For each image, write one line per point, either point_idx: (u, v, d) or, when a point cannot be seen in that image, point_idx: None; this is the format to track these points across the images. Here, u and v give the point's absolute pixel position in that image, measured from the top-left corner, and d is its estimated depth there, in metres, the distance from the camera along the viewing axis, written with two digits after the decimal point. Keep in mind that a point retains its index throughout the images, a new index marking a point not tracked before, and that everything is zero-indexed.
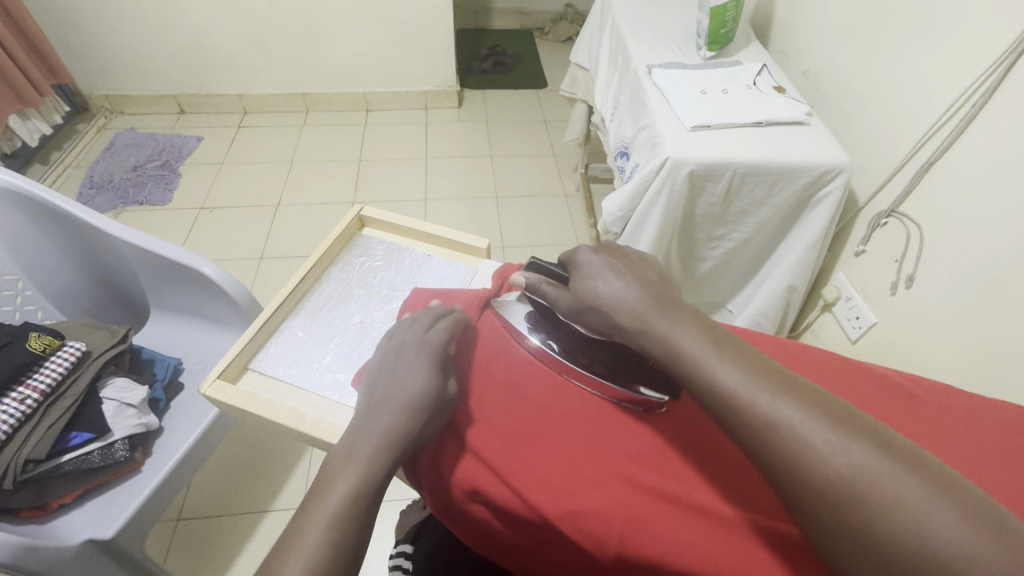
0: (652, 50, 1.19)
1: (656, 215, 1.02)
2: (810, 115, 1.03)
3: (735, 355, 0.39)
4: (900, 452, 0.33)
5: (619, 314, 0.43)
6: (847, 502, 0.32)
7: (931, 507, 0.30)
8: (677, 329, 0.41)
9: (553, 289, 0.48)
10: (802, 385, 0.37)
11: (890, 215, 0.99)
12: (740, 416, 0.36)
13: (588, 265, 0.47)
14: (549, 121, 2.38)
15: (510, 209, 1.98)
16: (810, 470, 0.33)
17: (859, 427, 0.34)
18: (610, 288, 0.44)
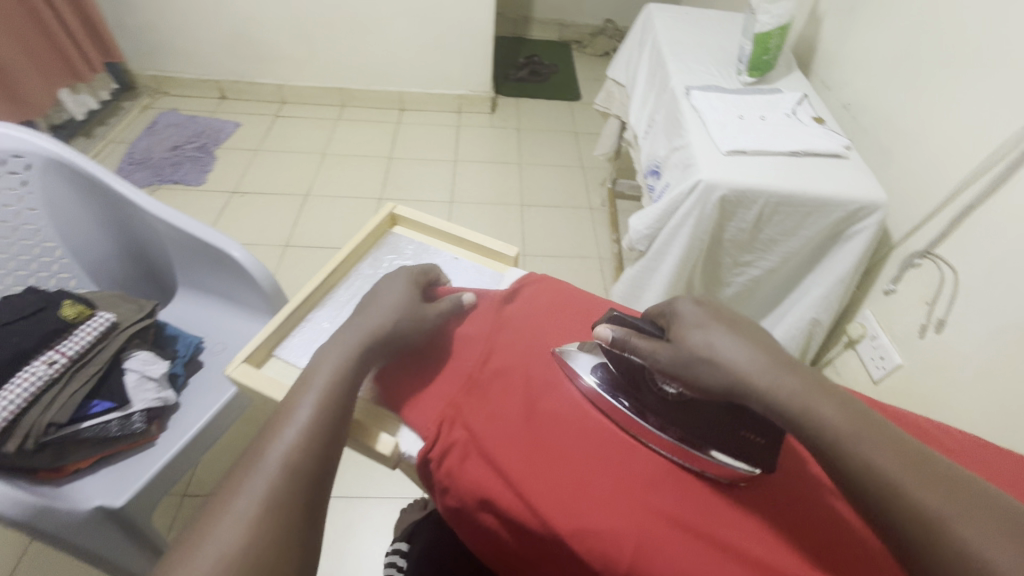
0: (692, 72, 1.19)
1: (683, 236, 1.01)
2: (849, 148, 1.02)
3: (825, 391, 0.40)
4: (984, 496, 0.35)
5: (739, 374, 0.41)
6: (916, 528, 0.34)
7: (985, 541, 0.32)
8: (806, 392, 0.39)
9: (650, 342, 0.46)
10: (872, 416, 0.39)
11: (924, 256, 0.97)
12: (817, 436, 0.38)
13: (692, 318, 0.45)
14: (580, 133, 2.39)
15: (534, 217, 1.99)
16: (878, 491, 0.36)
17: (933, 471, 0.36)
18: (730, 347, 0.42)
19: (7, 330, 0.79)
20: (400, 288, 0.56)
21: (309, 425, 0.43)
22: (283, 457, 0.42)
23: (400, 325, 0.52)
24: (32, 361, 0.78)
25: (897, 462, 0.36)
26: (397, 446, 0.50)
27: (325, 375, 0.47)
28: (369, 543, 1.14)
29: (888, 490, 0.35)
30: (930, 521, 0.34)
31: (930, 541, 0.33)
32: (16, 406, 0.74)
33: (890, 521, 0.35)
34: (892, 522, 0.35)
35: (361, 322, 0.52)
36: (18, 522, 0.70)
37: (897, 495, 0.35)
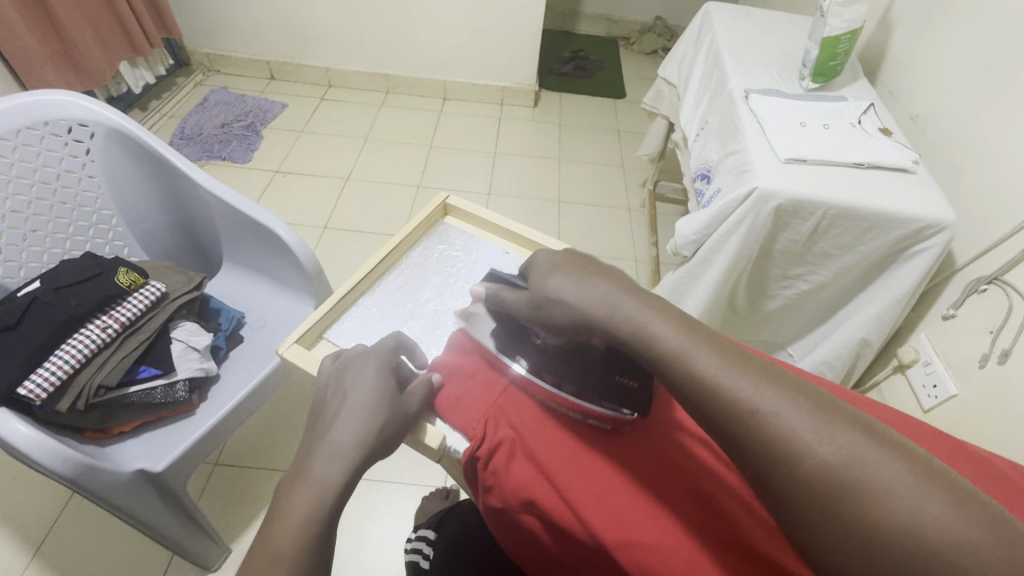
0: (751, 74, 1.15)
1: (731, 245, 0.98)
2: (917, 163, 0.96)
3: (706, 340, 0.38)
4: (811, 388, 0.35)
5: (580, 310, 0.42)
6: (843, 493, 0.31)
7: (918, 494, 0.29)
8: (634, 310, 0.40)
9: (512, 293, 0.48)
10: (778, 370, 0.36)
11: (991, 282, 0.91)
12: (724, 409, 0.35)
13: (543, 263, 0.47)
14: (622, 131, 2.35)
15: (571, 215, 1.97)
16: (796, 461, 0.32)
17: (849, 417, 0.33)
18: (568, 283, 0.43)
19: (67, 292, 0.82)
20: (378, 378, 0.47)
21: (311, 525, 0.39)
22: (292, 548, 0.38)
23: (386, 430, 0.45)
24: (87, 324, 0.80)
25: (725, 369, 0.36)
26: (446, 439, 0.49)
27: (309, 490, 0.40)
28: (390, 527, 1.15)
29: (719, 399, 0.35)
30: (751, 423, 0.34)
31: (757, 446, 0.33)
32: (70, 365, 0.77)
33: (720, 426, 0.36)
34: (734, 436, 0.35)
35: (329, 427, 0.43)
36: (65, 478, 0.72)
37: (738, 406, 0.34)
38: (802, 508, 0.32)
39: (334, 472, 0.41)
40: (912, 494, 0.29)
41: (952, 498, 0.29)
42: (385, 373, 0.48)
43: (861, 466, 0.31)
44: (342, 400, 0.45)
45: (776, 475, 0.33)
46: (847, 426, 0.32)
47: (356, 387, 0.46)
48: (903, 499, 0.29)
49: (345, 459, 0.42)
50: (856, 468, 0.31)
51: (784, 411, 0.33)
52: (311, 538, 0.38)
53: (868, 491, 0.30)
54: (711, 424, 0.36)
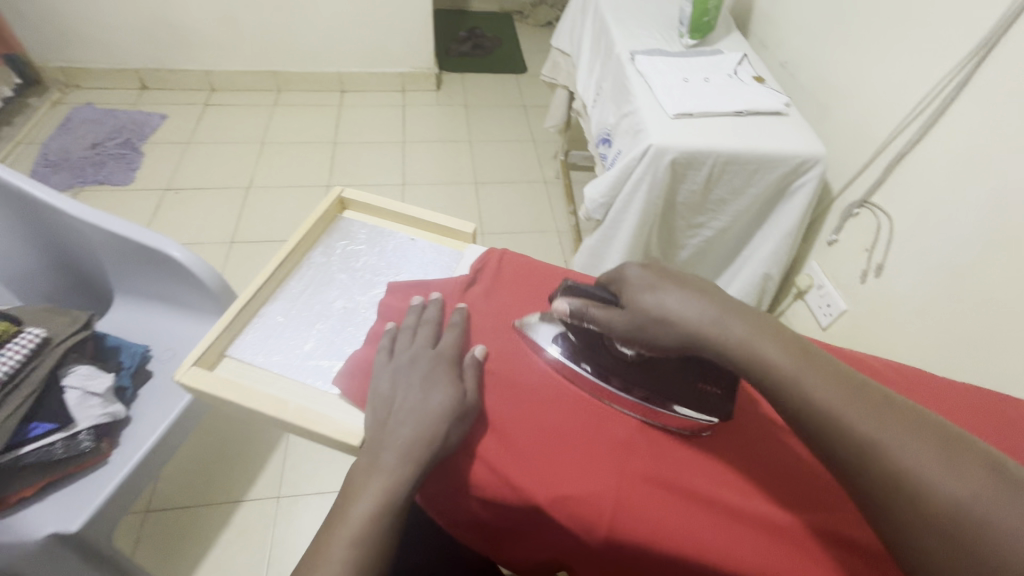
0: (635, 37, 1.19)
1: (637, 202, 1.02)
2: (788, 105, 1.04)
3: (822, 369, 0.38)
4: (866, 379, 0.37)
5: (688, 329, 0.41)
6: (965, 531, 0.30)
7: None
8: (723, 316, 0.41)
9: (602, 310, 0.45)
10: (900, 404, 0.36)
11: (862, 205, 1.01)
12: (838, 440, 0.35)
13: (638, 279, 0.45)
14: (529, 106, 2.36)
15: (489, 195, 1.97)
16: (918, 496, 0.32)
17: (973, 454, 0.32)
18: (681, 316, 0.42)
19: None
20: (447, 381, 0.45)
21: (377, 514, 0.40)
22: (357, 535, 0.40)
23: (453, 430, 0.43)
24: None
25: (839, 401, 0.36)
26: None
27: (372, 492, 0.41)
28: None
29: (832, 426, 0.35)
30: (803, 404, 0.37)
31: (874, 472, 0.33)
32: None
33: (834, 452, 0.36)
34: (850, 467, 0.35)
35: (392, 428, 0.43)
36: None
37: (792, 387, 0.38)
38: (914, 536, 0.32)
39: (399, 467, 0.41)
40: None
41: (997, 485, 0.31)
42: (451, 375, 0.46)
43: (902, 447, 0.33)
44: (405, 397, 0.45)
45: (825, 453, 0.36)
46: (894, 416, 0.35)
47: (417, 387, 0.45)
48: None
49: (404, 454, 0.42)
50: (972, 507, 0.31)
51: (903, 447, 0.33)
52: (371, 533, 0.40)
53: (991, 532, 0.30)
54: (824, 451, 0.36)
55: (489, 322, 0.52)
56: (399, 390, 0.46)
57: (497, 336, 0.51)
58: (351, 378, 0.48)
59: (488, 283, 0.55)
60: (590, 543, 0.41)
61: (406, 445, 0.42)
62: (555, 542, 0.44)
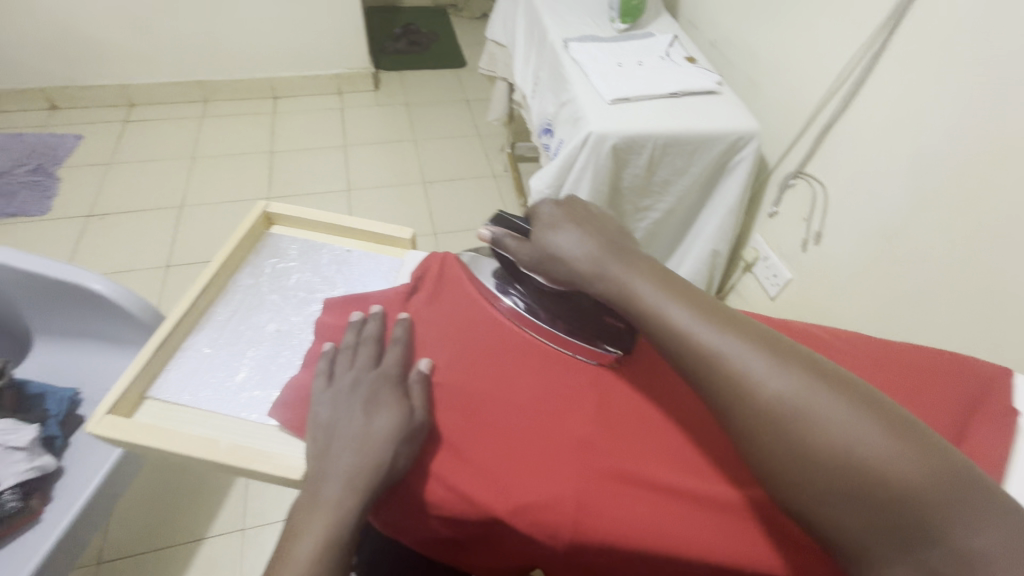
0: (567, 24, 1.18)
1: (583, 191, 1.02)
2: (721, 84, 1.06)
3: (713, 316, 0.39)
4: (771, 333, 0.38)
5: (574, 266, 0.45)
6: (828, 453, 0.32)
7: (893, 457, 0.31)
8: (632, 276, 0.43)
9: (518, 241, 0.50)
10: (779, 342, 0.37)
11: (796, 176, 1.04)
12: (720, 377, 0.36)
13: (548, 215, 0.50)
14: (471, 100, 2.33)
15: (438, 194, 1.93)
16: (786, 423, 0.33)
17: (843, 387, 0.34)
18: (569, 245, 0.46)
19: None
20: (392, 401, 0.43)
21: (323, 551, 0.37)
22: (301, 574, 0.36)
23: (400, 453, 0.41)
24: None
25: (728, 343, 0.37)
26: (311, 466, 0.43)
27: (317, 526, 0.38)
28: None
29: (717, 366, 0.36)
30: (715, 365, 0.37)
31: (756, 406, 0.34)
32: None
33: (715, 390, 0.37)
34: (728, 402, 0.36)
35: (335, 456, 0.40)
36: None
37: (686, 339, 0.38)
38: (787, 465, 0.33)
39: (343, 499, 0.39)
40: (898, 467, 0.31)
41: (893, 428, 0.32)
42: (396, 394, 0.44)
43: (808, 399, 0.34)
44: (348, 422, 0.42)
45: (735, 414, 0.35)
46: (799, 367, 0.35)
47: (360, 409, 0.43)
48: (889, 465, 0.31)
49: (349, 484, 0.39)
50: (838, 433, 0.32)
51: (779, 381, 0.34)
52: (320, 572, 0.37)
53: (853, 456, 0.32)
54: (708, 391, 0.37)
55: (435, 327, 0.50)
56: (340, 415, 0.43)
57: (443, 342, 0.49)
58: (289, 408, 0.45)
59: (433, 288, 0.53)
60: (555, 549, 0.40)
61: (350, 474, 0.39)
62: (516, 548, 0.43)
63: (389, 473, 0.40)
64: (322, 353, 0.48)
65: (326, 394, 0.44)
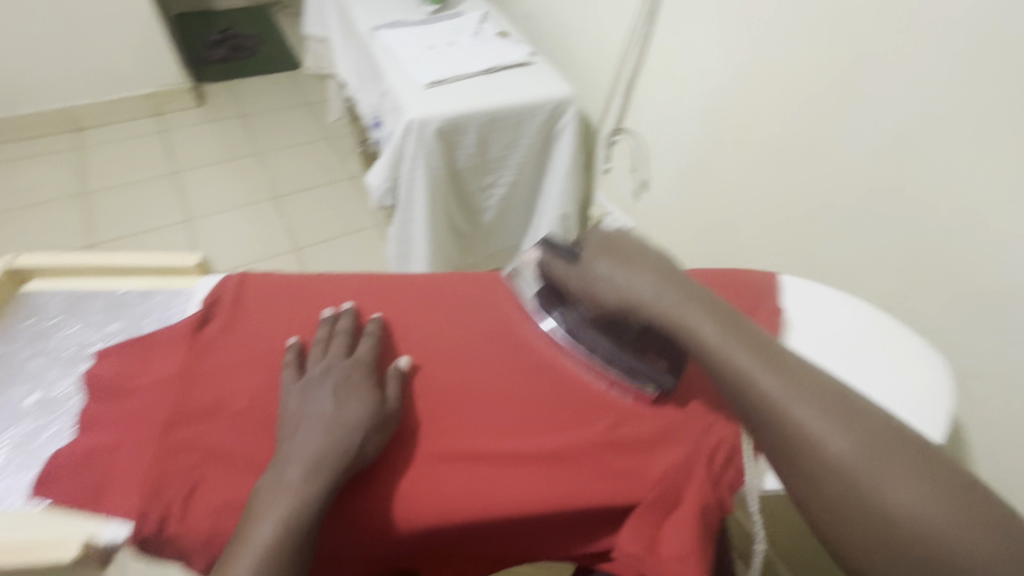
0: (375, 12, 1.14)
1: (419, 179, 1.01)
2: (534, 54, 1.09)
3: (756, 351, 0.41)
4: (843, 391, 0.39)
5: (627, 294, 0.46)
6: (859, 493, 0.34)
7: (929, 511, 0.32)
8: (692, 313, 0.43)
9: (564, 265, 0.50)
10: (824, 384, 0.39)
11: (620, 132, 1.10)
12: (759, 405, 0.39)
13: (600, 244, 0.49)
14: (313, 102, 2.19)
15: (293, 207, 1.81)
16: (820, 457, 0.36)
17: (888, 437, 0.36)
18: (622, 274, 0.46)
19: None
20: (363, 391, 0.43)
21: (278, 542, 0.35)
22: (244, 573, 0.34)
23: (367, 441, 0.41)
24: None
25: (765, 377, 0.39)
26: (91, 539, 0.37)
27: (275, 513, 0.36)
28: None
29: (756, 394, 0.39)
30: (776, 411, 0.38)
31: (789, 432, 0.37)
32: None
33: (757, 416, 0.39)
34: (770, 430, 0.38)
35: (298, 442, 0.39)
36: None
37: (727, 365, 0.41)
38: (821, 498, 0.35)
39: (307, 483, 0.37)
40: (930, 515, 0.32)
41: (952, 496, 0.33)
42: (364, 384, 0.44)
43: (849, 450, 0.35)
44: (321, 405, 0.41)
45: (793, 458, 0.37)
46: (861, 422, 0.36)
47: (331, 396, 0.42)
48: (919, 514, 0.32)
49: (311, 468, 0.38)
50: (871, 477, 0.34)
51: (815, 418, 0.37)
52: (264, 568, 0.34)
53: (878, 498, 0.34)
54: (752, 416, 0.40)
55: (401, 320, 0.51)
56: (306, 405, 0.41)
57: (245, 368, 0.45)
58: (54, 482, 0.40)
59: (233, 311, 0.49)
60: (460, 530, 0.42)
61: (315, 457, 0.38)
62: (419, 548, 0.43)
63: (352, 461, 0.39)
64: (288, 347, 0.46)
65: (298, 388, 0.43)
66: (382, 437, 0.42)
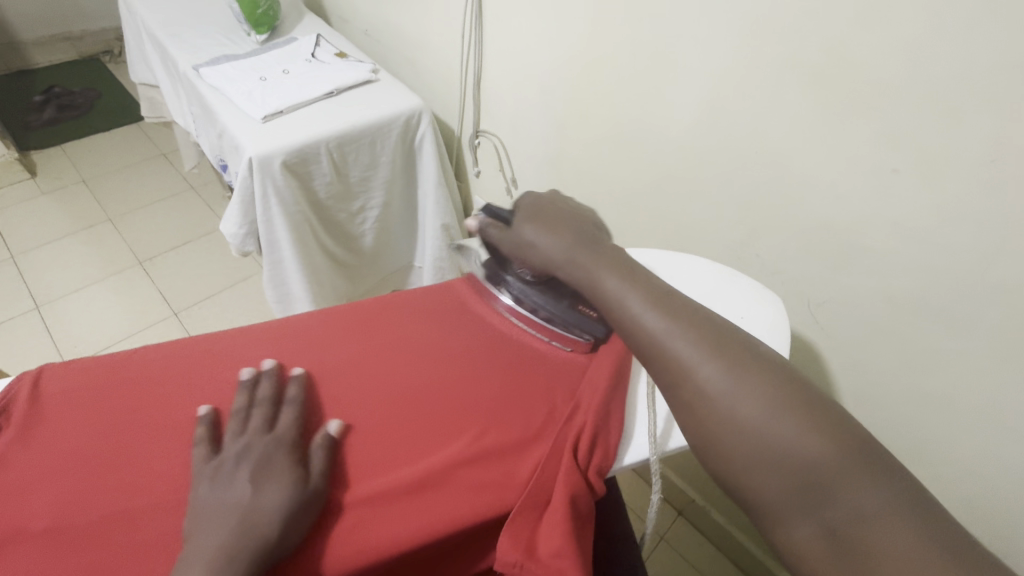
0: (196, 49, 1.06)
1: (278, 217, 0.95)
2: (376, 71, 1.07)
3: (652, 297, 0.43)
4: (733, 335, 0.40)
5: (548, 257, 0.49)
6: (742, 435, 0.36)
7: (800, 446, 0.35)
8: (605, 274, 0.45)
9: (499, 231, 0.53)
10: (715, 330, 0.40)
11: (478, 135, 1.11)
12: (652, 351, 0.41)
13: (528, 208, 0.52)
14: (169, 152, 2.02)
15: (163, 268, 1.65)
16: (707, 402, 0.38)
17: (772, 378, 0.38)
18: (537, 246, 0.50)
19: None
20: (285, 467, 0.40)
21: None
22: None
23: (291, 524, 0.37)
24: None
25: (657, 323, 0.41)
26: None
27: None
28: None
29: (651, 342, 0.41)
30: (670, 361, 0.40)
31: (677, 377, 0.39)
32: None
33: (653, 362, 0.41)
34: (663, 373, 0.40)
35: (208, 538, 0.36)
36: None
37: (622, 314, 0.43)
38: (712, 436, 0.38)
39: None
40: (800, 449, 0.35)
41: (823, 431, 0.35)
42: (284, 458, 0.40)
43: (734, 392, 0.37)
44: (234, 491, 0.38)
45: (691, 408, 0.39)
46: (746, 366, 0.38)
47: (248, 480, 0.38)
48: (790, 449, 0.35)
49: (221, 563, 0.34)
50: (750, 417, 0.36)
51: (703, 363, 0.39)
52: None
53: (758, 439, 0.36)
54: (649, 364, 0.42)
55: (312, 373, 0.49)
56: (219, 492, 0.38)
57: (47, 478, 0.40)
58: None
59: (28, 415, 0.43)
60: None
61: (229, 550, 0.35)
62: None
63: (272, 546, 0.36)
64: (199, 417, 0.43)
65: (208, 476, 0.39)
66: (307, 513, 0.38)
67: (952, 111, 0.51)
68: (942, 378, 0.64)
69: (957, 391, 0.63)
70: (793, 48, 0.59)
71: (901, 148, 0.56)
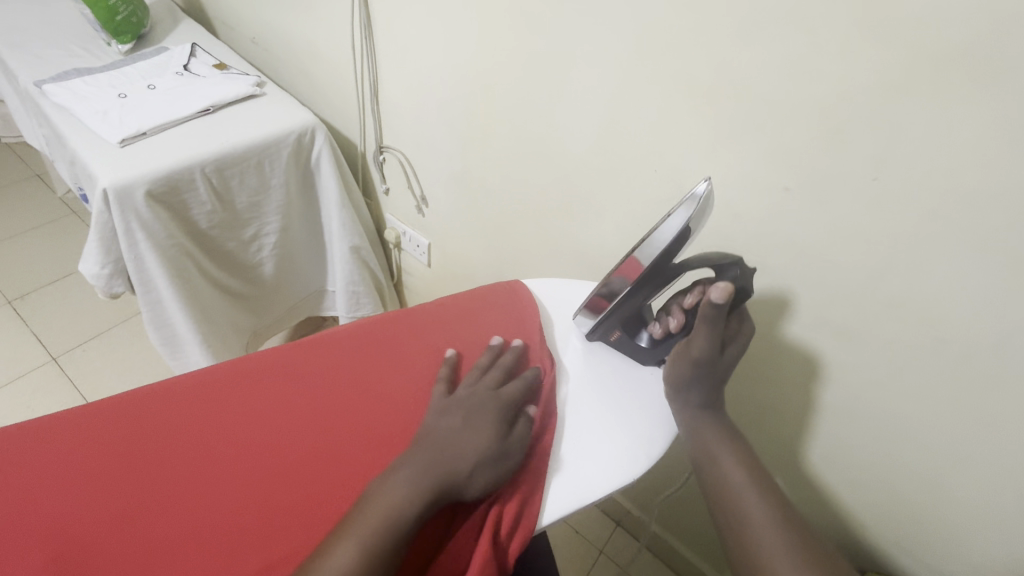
0: (42, 62, 0.92)
1: (147, 253, 0.83)
2: (262, 84, 0.97)
3: (742, 461, 0.52)
4: (802, 522, 0.48)
5: (683, 384, 0.54)
6: None
7: None
8: (711, 439, 0.53)
9: (699, 349, 0.52)
10: (790, 510, 0.48)
11: (382, 151, 1.03)
12: (725, 503, 0.50)
13: (725, 355, 0.54)
14: (45, 173, 1.79)
15: (37, 307, 1.45)
16: (762, 562, 0.45)
17: (827, 566, 0.44)
18: (688, 368, 0.53)
19: None
20: (494, 425, 0.49)
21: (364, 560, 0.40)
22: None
23: (481, 474, 0.46)
24: None
25: (742, 485, 0.50)
26: None
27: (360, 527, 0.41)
28: None
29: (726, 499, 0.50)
30: (738, 522, 0.48)
31: (741, 527, 0.48)
32: None
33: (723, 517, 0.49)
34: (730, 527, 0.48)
35: (422, 454, 0.46)
36: None
37: (709, 464, 0.52)
38: None
39: (412, 490, 0.43)
40: None
41: None
42: (492, 418, 0.49)
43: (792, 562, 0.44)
44: (448, 425, 0.48)
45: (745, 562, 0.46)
46: (808, 549, 0.45)
47: (462, 420, 0.48)
48: None
49: (417, 478, 0.44)
50: None
51: (766, 529, 0.47)
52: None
53: None
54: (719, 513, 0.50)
55: (331, 395, 0.53)
56: (442, 421, 0.49)
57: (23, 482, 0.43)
58: None
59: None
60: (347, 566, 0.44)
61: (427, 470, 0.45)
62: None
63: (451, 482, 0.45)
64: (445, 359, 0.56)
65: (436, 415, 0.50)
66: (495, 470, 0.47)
67: (831, 131, 0.51)
68: (843, 388, 0.64)
69: (856, 399, 0.64)
70: (679, 64, 0.57)
71: (791, 167, 0.55)
